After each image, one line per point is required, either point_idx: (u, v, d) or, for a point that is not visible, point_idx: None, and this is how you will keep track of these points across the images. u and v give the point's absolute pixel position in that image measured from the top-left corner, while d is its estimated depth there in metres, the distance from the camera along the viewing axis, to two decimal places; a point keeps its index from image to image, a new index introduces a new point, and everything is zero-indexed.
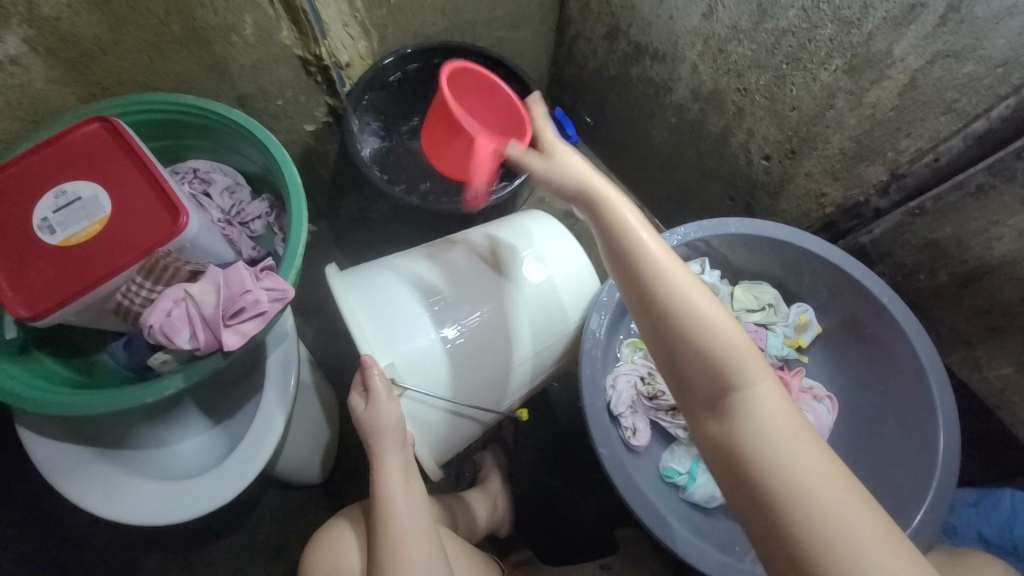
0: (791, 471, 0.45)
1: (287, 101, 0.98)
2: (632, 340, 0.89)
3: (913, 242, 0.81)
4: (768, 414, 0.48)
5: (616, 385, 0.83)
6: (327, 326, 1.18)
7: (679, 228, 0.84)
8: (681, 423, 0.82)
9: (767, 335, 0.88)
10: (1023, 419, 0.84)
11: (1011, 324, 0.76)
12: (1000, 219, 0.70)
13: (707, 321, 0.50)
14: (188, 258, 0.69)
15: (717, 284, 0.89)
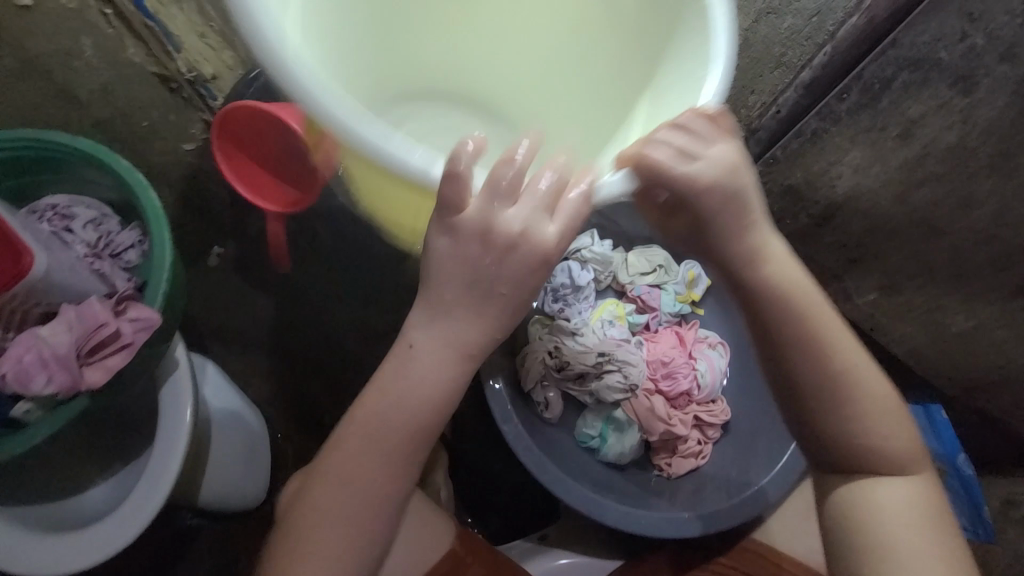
0: (916, 543, 0.54)
1: (154, 122, 0.94)
2: (537, 317, 0.87)
3: (775, 190, 0.86)
4: (902, 489, 0.56)
5: (522, 364, 0.83)
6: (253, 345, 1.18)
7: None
8: (588, 389, 0.84)
9: (659, 296, 0.90)
10: (892, 338, 0.91)
11: (866, 254, 0.83)
12: (836, 159, 0.74)
13: (874, 408, 0.56)
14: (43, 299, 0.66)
15: (607, 252, 0.90)
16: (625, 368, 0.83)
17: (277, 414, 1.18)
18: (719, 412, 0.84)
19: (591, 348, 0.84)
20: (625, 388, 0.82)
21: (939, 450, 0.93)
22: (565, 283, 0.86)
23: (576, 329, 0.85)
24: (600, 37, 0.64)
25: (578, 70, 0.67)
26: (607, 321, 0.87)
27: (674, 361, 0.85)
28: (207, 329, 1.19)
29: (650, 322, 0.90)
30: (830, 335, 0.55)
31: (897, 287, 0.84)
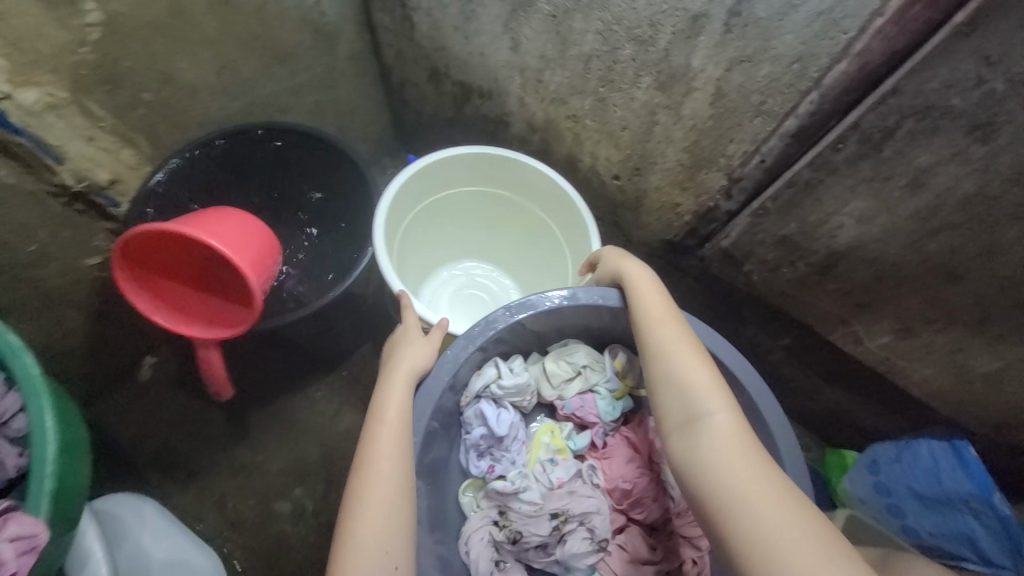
0: (743, 484, 0.53)
1: (46, 243, 0.79)
2: (469, 482, 0.75)
3: (767, 240, 0.79)
4: (727, 440, 0.56)
5: (468, 552, 0.69)
6: (218, 462, 1.05)
7: (450, 350, 0.69)
8: (554, 558, 0.70)
9: (594, 403, 0.78)
10: (911, 379, 0.83)
11: (876, 300, 0.75)
12: (835, 209, 0.67)
13: (689, 366, 0.62)
14: None
15: (521, 380, 0.75)
16: (586, 521, 0.71)
17: (240, 545, 1.00)
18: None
19: (539, 508, 0.71)
20: (593, 547, 0.69)
21: (969, 488, 0.85)
22: (482, 435, 0.74)
23: (515, 488, 0.71)
24: (548, 218, 1.01)
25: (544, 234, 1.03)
26: (548, 460, 0.76)
27: (638, 486, 0.73)
28: (148, 455, 1.04)
29: (595, 438, 0.79)
30: (652, 313, 0.67)
31: (912, 331, 0.76)
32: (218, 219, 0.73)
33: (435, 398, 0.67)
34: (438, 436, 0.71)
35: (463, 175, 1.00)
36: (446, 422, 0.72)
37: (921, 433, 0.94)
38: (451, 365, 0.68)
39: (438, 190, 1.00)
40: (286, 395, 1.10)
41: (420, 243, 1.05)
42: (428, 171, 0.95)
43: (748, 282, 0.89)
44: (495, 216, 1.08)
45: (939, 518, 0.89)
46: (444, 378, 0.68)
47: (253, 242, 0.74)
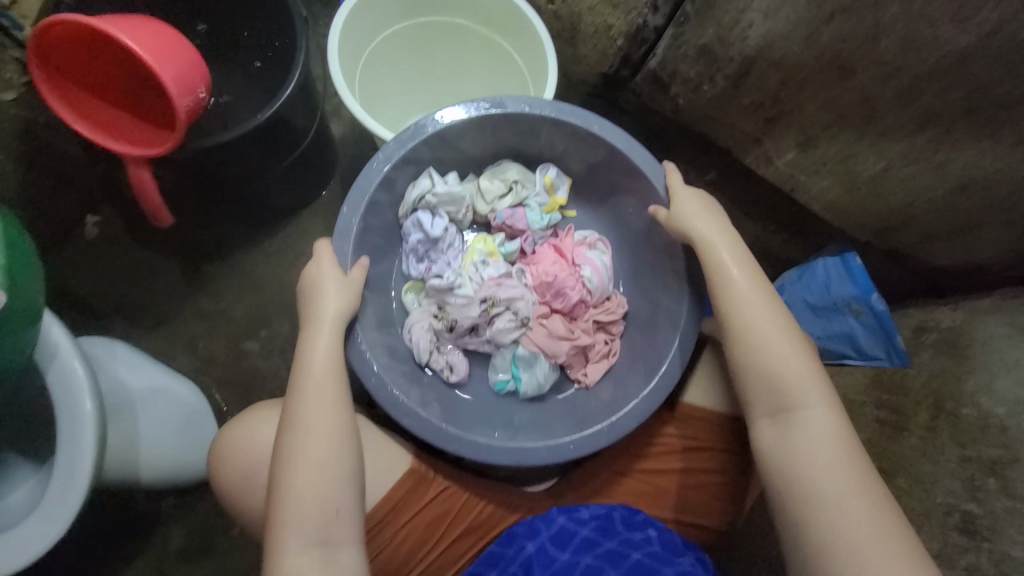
0: (796, 409, 0.67)
1: None
2: (409, 285, 0.85)
3: (690, 54, 0.81)
4: (789, 378, 0.68)
5: (411, 338, 0.82)
6: (181, 311, 1.10)
7: (379, 152, 0.75)
8: (484, 338, 0.83)
9: (524, 215, 0.86)
10: (811, 194, 0.92)
11: (783, 111, 0.81)
12: (745, 5, 0.70)
13: (754, 308, 0.70)
14: None
15: (453, 189, 0.82)
16: (511, 305, 0.81)
17: (216, 381, 1.10)
18: (615, 308, 0.86)
19: (471, 297, 0.81)
20: (518, 324, 0.80)
21: (853, 292, 1.00)
22: (419, 240, 0.82)
23: (450, 283, 0.81)
24: (500, 41, 1.00)
25: (500, 59, 1.02)
26: (480, 262, 0.83)
27: (558, 278, 0.83)
28: (113, 305, 1.08)
29: (524, 246, 0.87)
30: (723, 252, 0.72)
31: (812, 141, 0.83)
32: (135, 24, 0.70)
33: (368, 194, 0.75)
34: (377, 244, 0.81)
35: (395, 14, 0.97)
36: (389, 233, 0.84)
37: (820, 252, 1.06)
38: (379, 170, 0.75)
39: (376, 33, 0.97)
40: (240, 249, 1.13)
41: (373, 90, 1.01)
42: (359, 10, 0.91)
43: (676, 108, 0.92)
44: (445, 54, 1.05)
45: (825, 323, 1.04)
46: (376, 179, 0.75)
47: (174, 52, 0.71)
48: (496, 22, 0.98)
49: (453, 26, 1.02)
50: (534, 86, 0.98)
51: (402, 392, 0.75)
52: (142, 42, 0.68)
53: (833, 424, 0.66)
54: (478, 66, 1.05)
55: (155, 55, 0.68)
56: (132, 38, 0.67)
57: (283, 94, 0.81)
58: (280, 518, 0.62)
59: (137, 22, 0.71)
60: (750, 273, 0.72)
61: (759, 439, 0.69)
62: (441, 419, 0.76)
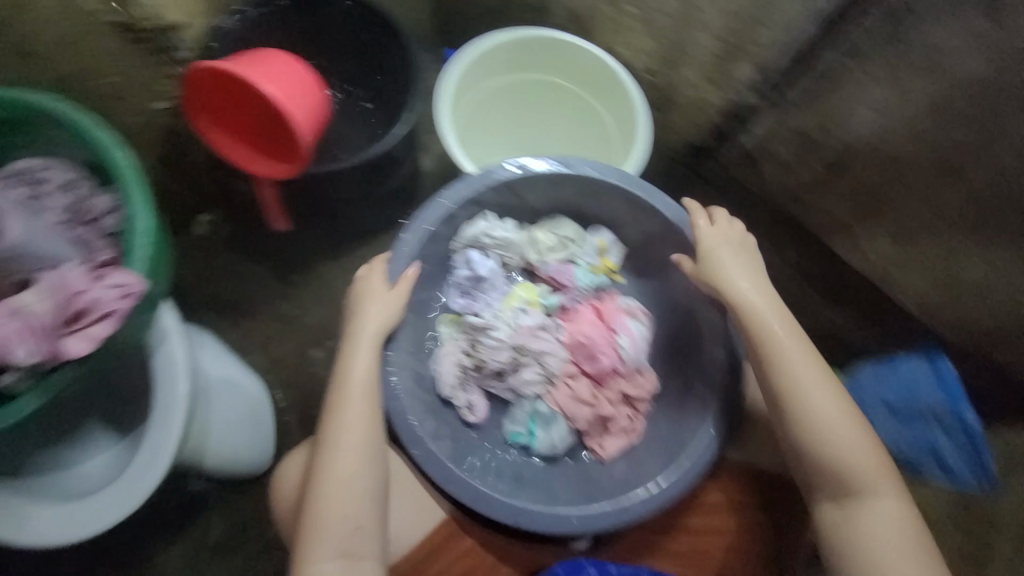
0: (856, 473, 0.66)
1: (124, 78, 0.88)
2: (447, 317, 0.85)
3: (787, 135, 0.82)
4: (844, 440, 0.67)
5: (438, 368, 0.81)
6: (260, 311, 1.19)
7: (446, 191, 0.78)
8: (508, 385, 0.82)
9: (572, 271, 0.87)
10: (903, 288, 0.87)
11: (881, 200, 0.79)
12: (857, 96, 0.72)
13: (799, 370, 0.69)
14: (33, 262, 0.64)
15: (509, 235, 0.84)
16: (541, 359, 0.81)
17: (280, 380, 1.17)
18: (646, 383, 0.82)
19: (504, 342, 0.81)
20: (543, 378, 0.81)
21: (942, 398, 0.90)
22: (466, 276, 0.84)
23: (487, 324, 0.82)
24: (593, 100, 1.05)
25: (590, 117, 1.07)
26: (519, 309, 0.84)
27: (593, 340, 0.82)
28: (204, 297, 1.19)
29: (565, 301, 0.87)
30: (762, 312, 0.72)
31: (910, 234, 0.80)
32: (270, 62, 0.79)
33: (428, 227, 0.77)
34: (427, 272, 0.83)
35: (498, 67, 1.04)
36: (438, 263, 0.84)
37: (907, 348, 0.98)
38: (444, 206, 0.78)
39: (479, 83, 1.04)
40: (321, 261, 1.21)
41: (468, 131, 1.08)
42: (469, 65, 0.99)
43: (761, 185, 0.92)
44: (537, 106, 1.11)
45: (909, 431, 0.90)
46: (439, 214, 0.78)
47: (299, 90, 0.79)
48: (592, 84, 1.03)
49: (548, 82, 1.07)
50: (620, 150, 1.03)
51: (419, 422, 0.74)
52: (273, 82, 0.77)
53: (897, 510, 0.65)
54: (566, 120, 1.10)
55: (283, 95, 0.77)
56: (266, 82, 0.76)
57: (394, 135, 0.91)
58: (318, 535, 0.64)
59: (271, 60, 0.79)
60: (791, 332, 0.71)
61: (817, 519, 0.68)
62: (452, 457, 0.75)
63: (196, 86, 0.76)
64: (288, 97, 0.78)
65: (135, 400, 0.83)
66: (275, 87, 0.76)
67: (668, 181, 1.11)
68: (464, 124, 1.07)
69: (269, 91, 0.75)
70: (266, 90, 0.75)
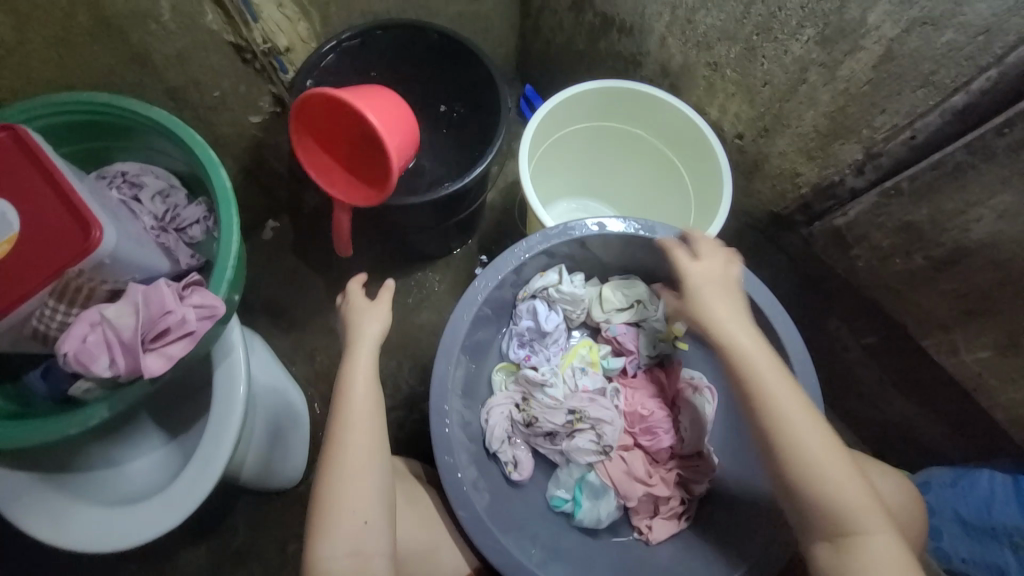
0: (856, 529, 0.59)
1: (225, 92, 0.91)
2: (503, 364, 0.84)
3: (888, 225, 0.77)
4: (842, 491, 0.60)
5: (487, 420, 0.78)
6: (311, 322, 1.20)
7: (523, 242, 0.77)
8: (559, 448, 0.79)
9: (637, 336, 0.85)
10: (999, 402, 0.80)
11: (988, 308, 0.73)
12: (978, 200, 0.67)
13: (792, 409, 0.63)
14: (123, 272, 0.67)
15: (577, 291, 0.82)
16: (598, 426, 0.78)
17: (321, 394, 1.17)
18: (707, 469, 0.77)
19: (559, 403, 0.79)
20: (597, 449, 0.78)
21: (1021, 523, 0.84)
22: (529, 327, 0.83)
23: (544, 380, 0.80)
24: (674, 157, 1.02)
25: (668, 172, 1.05)
26: (578, 369, 0.83)
27: (653, 414, 0.80)
28: (260, 302, 1.21)
29: (627, 366, 0.85)
30: (740, 345, 0.66)
31: (1017, 349, 0.73)
32: (376, 95, 0.81)
33: (501, 275, 0.76)
34: (489, 319, 0.80)
35: (582, 115, 1.03)
36: (499, 310, 0.82)
37: (987, 462, 0.90)
38: (518, 258, 0.76)
39: (561, 128, 1.04)
40: (377, 280, 1.22)
41: (544, 172, 1.09)
42: (554, 111, 0.98)
43: (850, 268, 0.87)
44: (614, 154, 1.10)
45: (977, 547, 0.87)
46: (512, 264, 0.76)
47: (399, 125, 0.80)
48: (676, 142, 1.00)
49: (630, 133, 1.05)
50: (695, 211, 1.01)
51: (467, 479, 0.70)
52: (378, 113, 0.78)
53: (894, 550, 0.58)
54: (643, 171, 1.10)
55: (384, 125, 0.77)
56: (370, 111, 0.77)
57: (474, 176, 0.91)
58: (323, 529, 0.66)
59: (377, 94, 0.81)
60: (775, 367, 0.66)
61: (814, 560, 0.62)
62: (494, 517, 0.71)
63: (303, 107, 0.79)
64: (388, 128, 0.78)
65: (190, 408, 0.85)
66: (377, 117, 0.77)
67: (741, 246, 1.07)
68: (540, 167, 1.07)
69: (372, 120, 0.76)
70: (370, 118, 0.76)
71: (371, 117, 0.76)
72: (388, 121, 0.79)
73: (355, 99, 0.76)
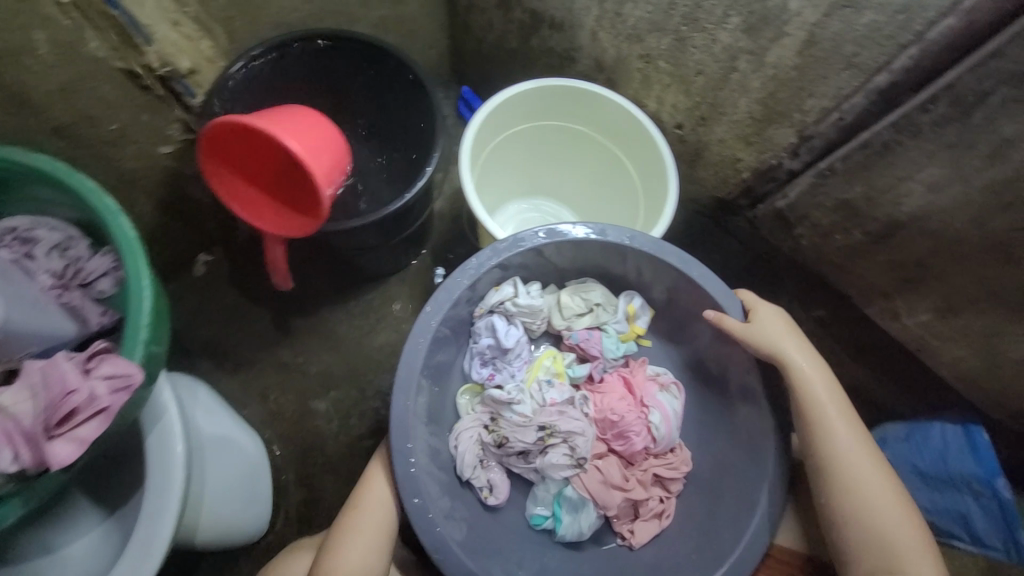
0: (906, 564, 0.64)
1: (126, 124, 0.82)
2: (466, 387, 0.81)
3: (826, 204, 0.80)
4: (892, 526, 0.65)
5: (457, 446, 0.76)
6: (260, 360, 1.12)
7: (474, 257, 0.73)
8: (532, 466, 0.76)
9: (600, 339, 0.83)
10: (942, 361, 0.84)
11: (923, 275, 0.77)
12: (907, 175, 0.69)
13: (857, 449, 0.68)
14: (19, 345, 0.61)
15: (534, 302, 0.80)
16: (570, 440, 0.75)
17: (280, 434, 1.09)
18: (679, 464, 0.78)
19: (528, 419, 0.77)
20: (572, 462, 0.75)
21: (976, 472, 0.86)
22: (490, 344, 0.79)
23: (510, 398, 0.77)
24: (618, 152, 1.01)
25: (614, 167, 1.04)
26: (545, 381, 0.81)
27: (625, 418, 0.77)
28: (200, 344, 1.11)
29: (593, 371, 0.83)
30: (818, 388, 0.69)
31: (955, 311, 0.77)
32: (291, 117, 0.74)
33: (455, 295, 0.72)
34: (448, 339, 0.77)
35: (522, 115, 1.00)
36: (457, 329, 0.78)
37: (936, 416, 0.94)
38: (472, 275, 0.73)
39: (502, 131, 1.00)
40: (327, 306, 1.15)
41: (489, 177, 1.06)
42: (494, 113, 0.95)
43: (795, 247, 0.89)
44: (560, 152, 1.08)
45: (938, 497, 0.90)
46: (461, 283, 0.73)
47: (321, 147, 0.74)
48: (619, 136, 0.98)
49: (573, 130, 1.03)
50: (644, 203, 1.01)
51: (440, 517, 0.67)
52: (297, 137, 0.71)
53: None
54: (589, 167, 1.08)
55: (306, 149, 0.70)
56: (287, 136, 0.70)
57: (415, 192, 0.87)
58: None
59: (293, 116, 0.74)
60: (844, 413, 0.69)
61: None
62: (474, 549, 0.70)
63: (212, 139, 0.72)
64: (310, 152, 0.72)
65: (126, 477, 0.77)
66: (297, 141, 0.70)
67: (692, 232, 1.08)
68: (484, 172, 1.04)
69: (290, 145, 0.69)
70: (287, 144, 0.69)
71: (288, 142, 0.69)
72: (308, 144, 0.72)
73: (278, 128, 0.70)
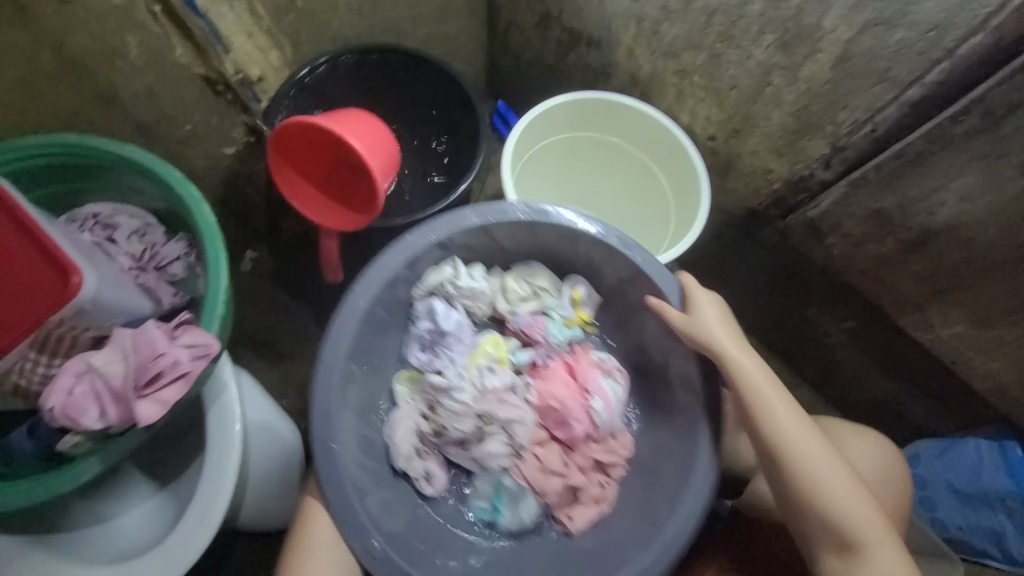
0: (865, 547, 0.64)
1: (197, 125, 0.90)
2: (407, 373, 0.80)
3: (859, 213, 0.82)
4: (847, 511, 0.65)
5: (391, 438, 0.76)
6: (297, 353, 1.17)
7: (410, 234, 0.74)
8: (471, 455, 0.76)
9: (544, 323, 0.82)
10: (977, 371, 0.85)
11: (956, 285, 0.78)
12: (939, 185, 0.72)
13: (802, 438, 0.67)
14: (106, 318, 0.65)
15: (475, 285, 0.79)
16: (507, 428, 0.75)
17: None
18: (618, 449, 0.78)
19: (466, 407, 0.75)
20: (510, 451, 0.75)
21: (1008, 486, 0.90)
22: (429, 328, 0.78)
23: (447, 385, 0.76)
24: (649, 163, 1.06)
25: (643, 177, 1.08)
26: (486, 367, 0.78)
27: (564, 405, 0.76)
28: (242, 336, 1.17)
29: (535, 358, 0.82)
30: (753, 381, 0.69)
31: (990, 321, 0.79)
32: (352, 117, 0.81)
33: (387, 273, 0.73)
34: (383, 322, 0.77)
35: (557, 127, 1.06)
36: (394, 308, 0.78)
37: (970, 432, 0.95)
38: (411, 249, 0.73)
39: (538, 142, 1.06)
40: None
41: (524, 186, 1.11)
42: (531, 125, 1.01)
43: (827, 257, 0.91)
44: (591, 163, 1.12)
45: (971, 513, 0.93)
46: (404, 255, 0.73)
47: (379, 146, 0.80)
48: (649, 148, 1.03)
49: (604, 142, 1.08)
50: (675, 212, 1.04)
51: (371, 512, 0.69)
52: (359, 136, 0.78)
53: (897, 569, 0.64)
54: (619, 177, 1.12)
55: (368, 147, 0.77)
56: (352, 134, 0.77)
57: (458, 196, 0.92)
58: None
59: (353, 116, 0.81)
60: (786, 402, 0.69)
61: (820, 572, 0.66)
62: (410, 539, 0.72)
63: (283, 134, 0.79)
64: (371, 150, 0.78)
65: (179, 452, 0.81)
66: (362, 139, 0.78)
67: (719, 244, 1.09)
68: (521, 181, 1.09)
69: (356, 143, 0.77)
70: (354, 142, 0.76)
71: (355, 141, 0.77)
72: (369, 143, 0.79)
73: (344, 127, 0.77)
